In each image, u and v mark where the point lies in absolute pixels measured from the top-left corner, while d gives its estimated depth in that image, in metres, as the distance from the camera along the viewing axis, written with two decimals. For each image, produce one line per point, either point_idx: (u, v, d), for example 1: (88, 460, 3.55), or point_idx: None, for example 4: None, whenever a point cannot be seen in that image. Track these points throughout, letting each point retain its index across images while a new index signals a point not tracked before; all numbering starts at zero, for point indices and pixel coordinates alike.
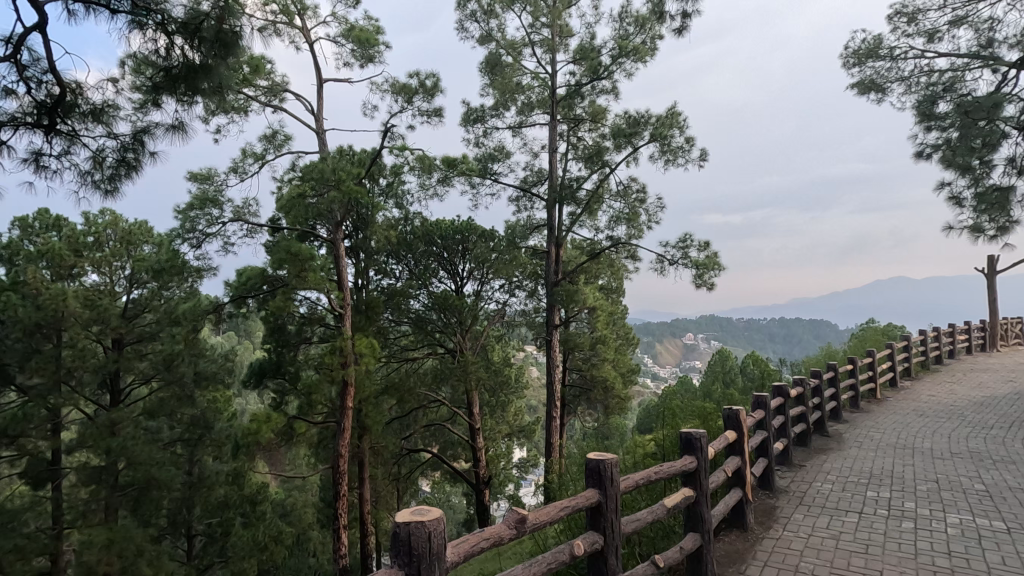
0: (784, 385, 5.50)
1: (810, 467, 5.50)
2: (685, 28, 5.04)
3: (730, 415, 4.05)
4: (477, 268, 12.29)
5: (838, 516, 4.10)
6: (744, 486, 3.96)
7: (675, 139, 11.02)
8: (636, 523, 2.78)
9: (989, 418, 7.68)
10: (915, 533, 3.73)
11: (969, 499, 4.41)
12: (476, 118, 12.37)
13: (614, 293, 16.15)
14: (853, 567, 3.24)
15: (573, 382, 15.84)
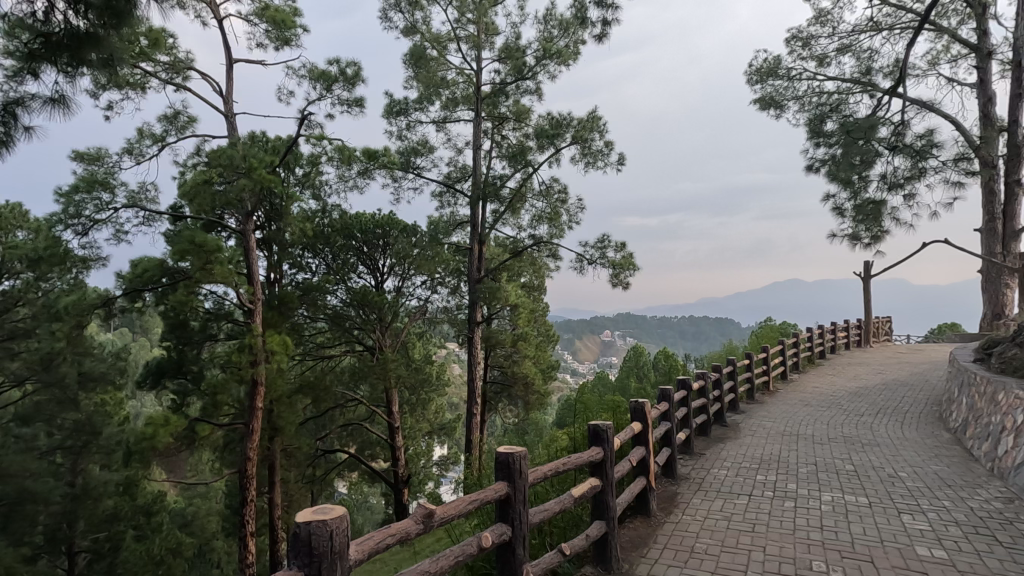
0: (687, 379, 5.86)
1: (709, 455, 5.91)
2: (605, 34, 5.22)
3: (636, 408, 4.25)
4: (398, 263, 12.10)
5: (731, 499, 4.45)
6: (648, 474, 4.17)
7: (594, 142, 11.40)
8: (544, 513, 2.85)
9: (861, 406, 8.60)
10: (795, 511, 4.12)
11: (840, 478, 4.93)
12: (399, 111, 12.13)
13: (534, 290, 16.45)
14: (741, 544, 3.53)
15: (494, 378, 15.93)
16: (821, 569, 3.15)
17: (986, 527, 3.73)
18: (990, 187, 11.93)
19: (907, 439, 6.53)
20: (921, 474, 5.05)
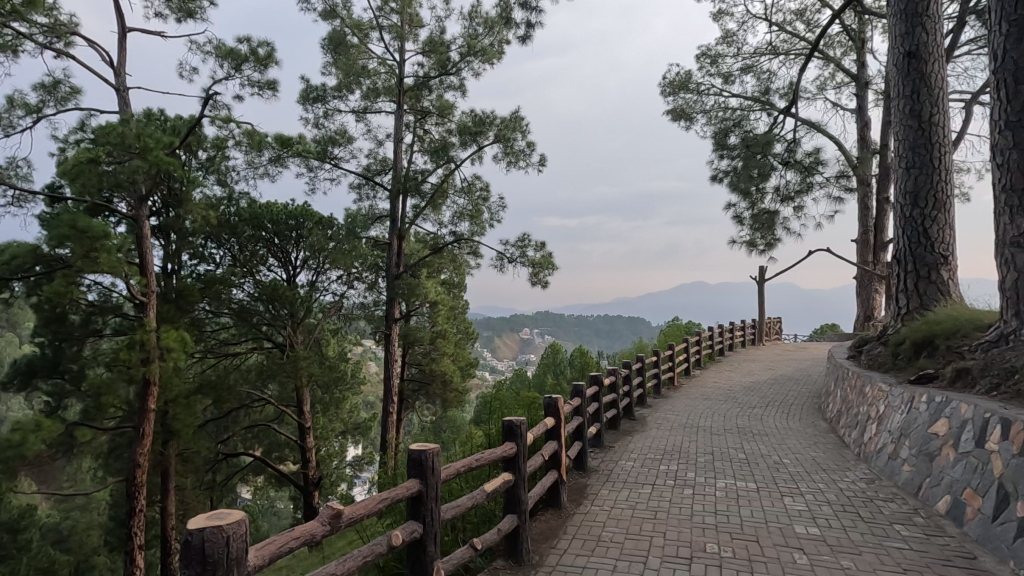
0: (599, 375, 6.11)
1: (618, 448, 6.19)
2: (529, 36, 5.32)
3: (550, 403, 4.37)
4: (312, 257, 11.61)
5: (636, 489, 4.68)
6: (559, 468, 4.30)
7: (516, 142, 11.53)
8: (456, 509, 2.85)
9: (753, 399, 9.36)
10: (692, 497, 4.42)
11: (733, 466, 5.34)
12: (316, 97, 11.62)
13: (454, 287, 16.39)
14: (644, 531, 3.73)
15: (412, 376, 15.67)
16: (714, 550, 3.40)
17: (852, 505, 4.20)
18: (865, 203, 13.37)
19: (792, 428, 7.19)
20: (801, 460, 5.58)
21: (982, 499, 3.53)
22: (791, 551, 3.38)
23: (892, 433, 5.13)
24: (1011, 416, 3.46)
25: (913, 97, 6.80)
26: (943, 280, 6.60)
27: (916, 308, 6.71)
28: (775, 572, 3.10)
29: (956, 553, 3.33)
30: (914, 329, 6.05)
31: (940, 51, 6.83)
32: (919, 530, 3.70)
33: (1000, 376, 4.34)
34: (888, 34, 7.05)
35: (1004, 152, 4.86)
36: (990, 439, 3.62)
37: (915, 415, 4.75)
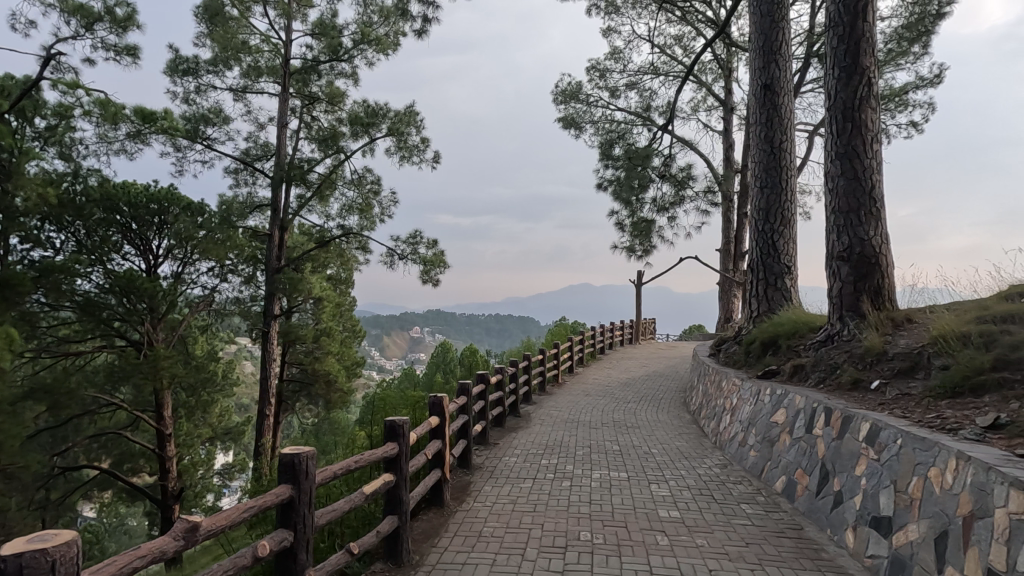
0: (485, 373, 6.22)
1: (501, 444, 6.32)
2: (425, 31, 5.28)
3: (434, 403, 4.37)
4: (178, 246, 10.54)
5: (517, 483, 4.81)
6: (443, 466, 4.31)
7: (410, 137, 11.33)
8: (332, 514, 2.74)
9: (628, 394, 10.04)
10: (570, 489, 4.64)
11: (607, 458, 5.69)
12: (186, 70, 10.54)
13: (341, 283, 15.72)
14: (523, 524, 3.85)
15: (292, 377, 14.77)
16: (586, 538, 3.59)
17: (707, 488, 4.66)
18: (727, 216, 14.88)
19: (660, 421, 7.81)
20: (667, 450, 6.09)
21: (809, 477, 4.08)
22: (654, 534, 3.67)
23: (742, 422, 5.76)
24: (833, 405, 4.05)
25: (767, 124, 7.70)
26: (786, 288, 7.54)
27: (764, 311, 7.59)
28: (640, 554, 3.35)
29: (788, 525, 3.83)
30: (763, 330, 6.85)
31: (788, 87, 7.81)
32: (760, 507, 4.20)
33: (826, 370, 5.06)
34: (749, 66, 7.90)
35: (833, 179, 5.67)
36: (817, 426, 4.20)
37: (760, 406, 5.38)
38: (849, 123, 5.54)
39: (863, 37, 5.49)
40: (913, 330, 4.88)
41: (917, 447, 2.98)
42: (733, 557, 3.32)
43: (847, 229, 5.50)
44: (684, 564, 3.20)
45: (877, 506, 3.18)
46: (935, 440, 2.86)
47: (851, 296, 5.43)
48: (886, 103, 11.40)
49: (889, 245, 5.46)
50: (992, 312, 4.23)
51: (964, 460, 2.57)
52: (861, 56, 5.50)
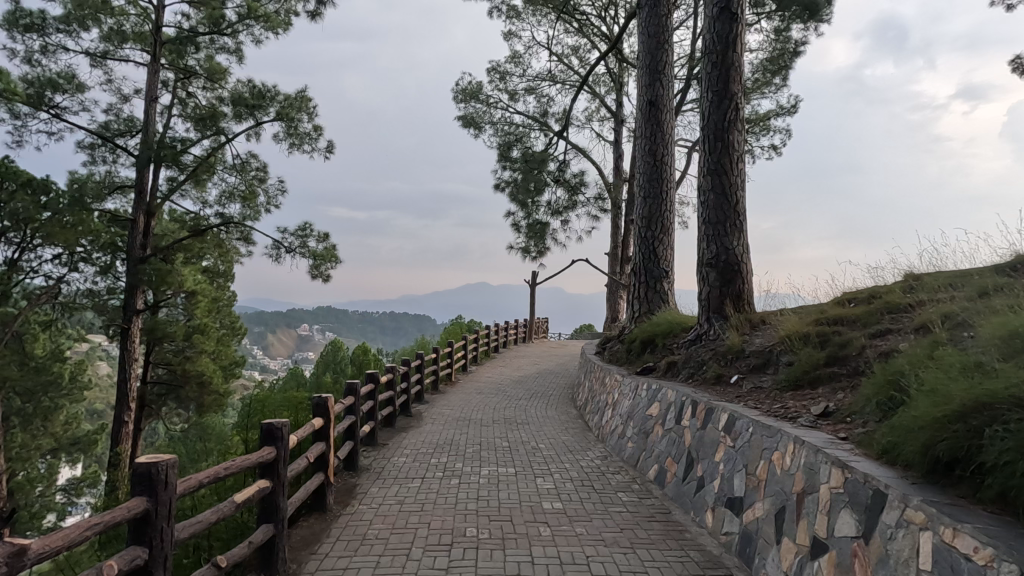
0: (375, 373, 6.08)
1: (391, 444, 6.20)
2: (319, 14, 5.06)
3: (319, 404, 4.20)
4: (14, 228, 9.10)
5: (405, 483, 4.75)
6: (326, 469, 4.15)
7: (301, 124, 10.73)
8: (196, 526, 2.52)
9: (519, 392, 10.29)
10: (459, 486, 4.68)
11: (496, 454, 5.80)
12: (30, 25, 9.14)
13: (218, 276, 14.48)
14: (409, 524, 3.81)
15: (157, 378, 13.33)
16: (472, 533, 3.64)
17: (588, 479, 4.92)
18: (616, 222, 15.76)
19: (549, 416, 8.10)
20: (554, 444, 6.34)
21: (677, 465, 4.46)
22: (537, 526, 3.80)
23: (622, 416, 6.15)
24: (698, 398, 4.45)
25: (651, 138, 8.29)
26: (664, 290, 8.16)
27: (645, 312, 8.14)
28: (523, 546, 3.46)
29: (658, 510, 4.15)
30: (643, 330, 7.35)
31: (670, 105, 8.45)
32: (635, 494, 4.51)
33: (694, 367, 5.55)
34: (637, 82, 8.43)
35: (705, 192, 6.23)
36: (684, 417, 4.60)
37: (638, 400, 5.78)
38: (719, 142, 6.12)
39: (732, 66, 6.09)
40: (766, 330, 5.51)
41: (764, 434, 3.37)
42: (609, 543, 3.54)
43: (715, 239, 6.08)
44: (564, 553, 3.36)
45: (731, 488, 3.55)
46: (778, 428, 3.24)
47: (717, 299, 6.01)
48: (751, 127, 12.72)
49: (750, 255, 6.12)
50: (827, 315, 4.89)
51: (800, 444, 2.95)
52: (730, 83, 6.11)
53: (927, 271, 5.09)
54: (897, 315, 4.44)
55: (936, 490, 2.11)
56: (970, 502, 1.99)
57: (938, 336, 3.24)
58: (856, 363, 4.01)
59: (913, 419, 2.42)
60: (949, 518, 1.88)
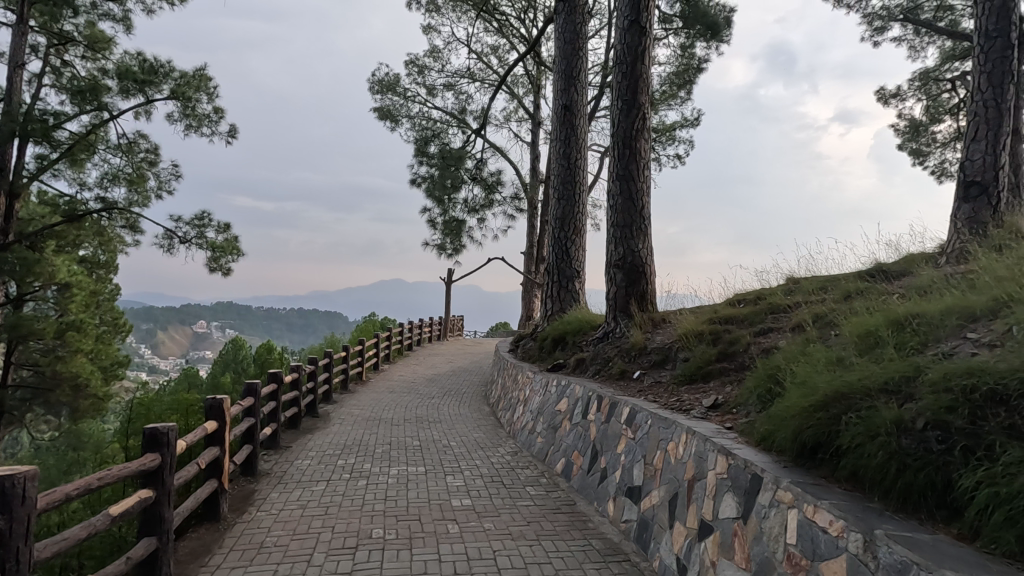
0: (278, 372, 5.77)
1: (294, 447, 5.91)
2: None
3: (212, 406, 3.93)
4: None
5: (309, 487, 4.56)
6: (220, 475, 3.89)
7: (200, 105, 9.95)
8: (61, 544, 2.26)
9: (432, 390, 10.20)
10: (366, 487, 4.56)
11: (406, 453, 5.71)
12: None
13: (98, 267, 13.07)
14: (312, 529, 3.66)
15: (19, 381, 11.78)
16: (378, 535, 3.57)
17: (497, 475, 4.98)
18: (531, 222, 16.06)
19: (461, 414, 8.12)
20: (465, 442, 6.36)
21: (583, 458, 4.63)
22: (446, 523, 3.80)
23: (533, 412, 6.29)
24: (603, 393, 4.66)
25: (566, 141, 8.54)
26: (575, 289, 8.42)
27: (557, 310, 8.37)
28: (430, 544, 3.45)
29: (564, 502, 4.30)
30: (555, 328, 7.56)
31: (584, 111, 8.74)
32: (542, 488, 4.64)
33: (601, 363, 5.79)
34: (553, 86, 8.65)
35: (614, 196, 6.51)
36: (590, 412, 4.80)
37: (548, 396, 5.94)
38: (627, 149, 6.41)
39: (640, 77, 6.41)
40: (666, 328, 5.86)
41: (661, 426, 3.59)
42: (515, 536, 3.61)
43: (623, 241, 6.38)
44: (471, 549, 3.39)
45: (631, 478, 3.75)
46: (673, 420, 3.47)
47: (623, 299, 6.30)
48: (658, 136, 13.46)
49: (653, 257, 6.47)
50: (719, 315, 5.29)
51: (691, 434, 3.17)
52: (639, 93, 6.42)
53: (804, 276, 5.65)
54: (778, 315, 4.89)
55: (803, 472, 2.35)
56: (829, 481, 2.24)
57: (810, 334, 3.61)
58: (743, 358, 4.38)
59: (786, 408, 2.68)
60: (811, 496, 2.11)
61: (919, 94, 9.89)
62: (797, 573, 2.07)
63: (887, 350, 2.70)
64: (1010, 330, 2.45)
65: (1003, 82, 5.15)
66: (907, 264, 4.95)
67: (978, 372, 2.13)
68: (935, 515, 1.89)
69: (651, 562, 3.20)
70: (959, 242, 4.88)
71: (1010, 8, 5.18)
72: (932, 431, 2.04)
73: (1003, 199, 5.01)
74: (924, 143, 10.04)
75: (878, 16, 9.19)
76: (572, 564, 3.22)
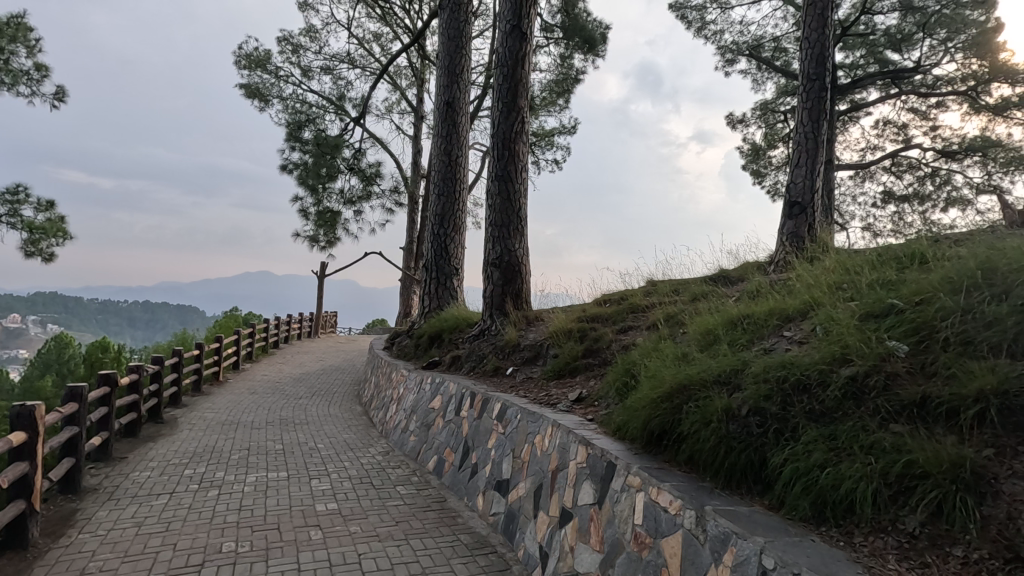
0: (111, 374, 5.07)
1: (131, 458, 5.23)
2: None
3: (22, 414, 3.34)
4: None
5: (148, 502, 4.06)
6: (30, 495, 3.33)
7: (17, 59, 8.40)
8: None
9: (299, 390, 9.63)
10: (217, 498, 4.17)
11: (267, 458, 5.33)
12: None
13: None
14: (148, 549, 3.27)
15: None
16: (230, 548, 3.29)
17: (367, 476, 4.83)
18: (411, 217, 15.79)
19: (330, 415, 7.74)
20: (333, 443, 6.08)
21: (454, 454, 4.66)
22: (307, 530, 3.61)
23: (406, 410, 6.20)
24: (476, 389, 4.72)
25: (447, 138, 8.51)
26: (454, 287, 8.43)
27: (435, 308, 8.35)
28: (289, 553, 3.25)
29: (434, 499, 4.29)
30: (432, 325, 7.50)
31: (466, 109, 8.77)
32: (413, 486, 4.59)
33: (475, 360, 5.87)
34: (435, 81, 8.57)
35: (492, 196, 6.62)
36: (463, 409, 4.85)
37: (422, 393, 5.89)
38: (506, 151, 6.55)
39: (520, 81, 6.57)
40: (538, 326, 6.09)
41: (528, 419, 3.73)
42: (383, 537, 3.53)
43: (500, 241, 6.52)
44: (334, 554, 3.25)
45: (499, 472, 3.85)
46: (540, 413, 3.62)
47: (499, 297, 6.43)
48: (538, 141, 13.93)
49: (528, 257, 6.68)
50: (586, 314, 5.62)
51: (556, 427, 3.33)
52: (518, 97, 6.58)
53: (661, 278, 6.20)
54: (637, 315, 5.31)
55: (650, 457, 2.59)
56: (671, 464, 2.49)
57: (662, 332, 3.96)
58: (605, 354, 4.69)
59: (639, 399, 2.93)
60: (655, 480, 2.32)
61: (759, 122, 11.31)
62: (642, 550, 2.28)
63: (721, 346, 3.05)
64: (815, 329, 2.90)
65: (819, 118, 6.07)
66: (743, 271, 5.64)
67: (789, 365, 2.48)
68: (752, 490, 2.19)
69: (516, 552, 3.32)
70: (783, 252, 5.67)
71: (826, 56, 6.12)
72: (753, 416, 2.35)
73: (816, 218, 5.89)
74: (762, 165, 11.50)
75: (729, 49, 10.34)
76: (439, 560, 3.23)
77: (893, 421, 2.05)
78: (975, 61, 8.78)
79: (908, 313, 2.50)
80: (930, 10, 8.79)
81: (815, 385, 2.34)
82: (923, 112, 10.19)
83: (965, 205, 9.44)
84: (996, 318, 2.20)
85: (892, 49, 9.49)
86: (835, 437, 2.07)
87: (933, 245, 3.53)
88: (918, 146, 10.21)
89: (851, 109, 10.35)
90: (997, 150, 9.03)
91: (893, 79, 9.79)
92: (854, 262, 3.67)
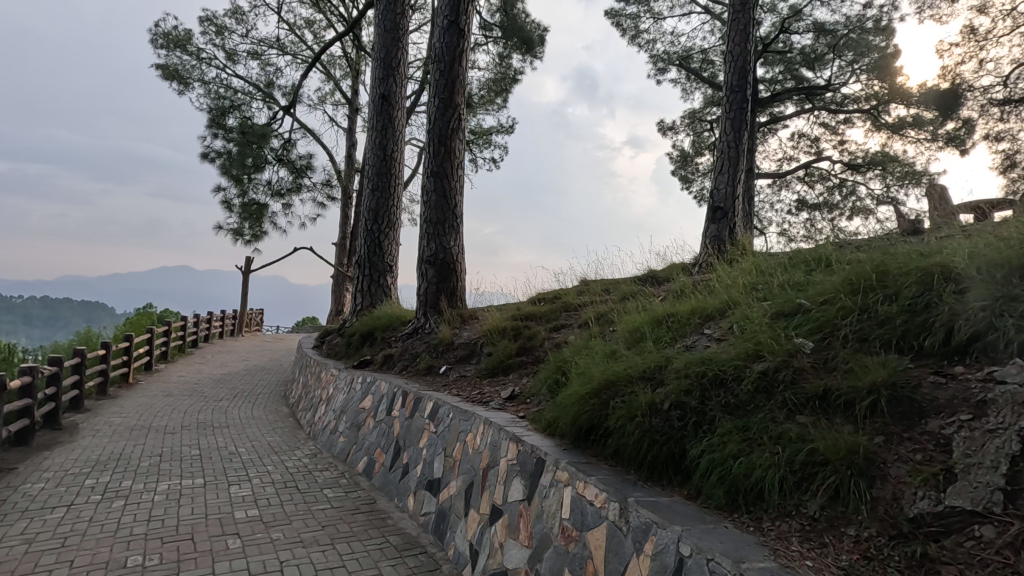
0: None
1: (22, 468, 4.75)
2: None
3: None
4: None
5: (41, 516, 3.70)
6: None
7: None
8: None
9: (219, 391, 9.11)
10: (123, 509, 3.86)
11: (182, 465, 4.99)
12: None
13: None
14: (40, 568, 2.98)
15: None
16: (136, 562, 3.06)
17: (292, 480, 4.64)
18: (344, 212, 15.29)
19: (252, 417, 7.37)
20: (256, 447, 5.79)
21: (385, 455, 4.57)
22: (225, 539, 3.41)
23: (335, 411, 6.00)
24: (408, 388, 4.64)
25: (382, 132, 8.31)
26: (387, 285, 8.24)
27: (367, 306, 8.14)
28: (204, 565, 3.07)
29: (362, 501, 4.18)
30: (364, 323, 7.30)
31: (402, 103, 8.60)
32: (341, 489, 4.45)
33: (408, 359, 5.78)
34: (371, 73, 8.34)
35: (428, 192, 6.53)
36: (394, 408, 4.76)
37: (352, 393, 5.73)
38: (442, 147, 6.48)
39: (457, 78, 6.52)
40: (472, 324, 6.07)
41: (460, 418, 3.72)
42: (307, 543, 3.40)
43: (435, 239, 6.45)
44: (254, 563, 3.10)
45: (431, 471, 3.81)
46: (472, 412, 3.62)
47: (434, 295, 6.36)
48: (476, 139, 13.89)
49: (463, 255, 6.65)
50: (521, 312, 5.67)
51: (487, 425, 3.33)
52: (455, 94, 6.53)
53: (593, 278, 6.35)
54: (570, 313, 5.41)
55: (578, 452, 2.65)
56: (597, 459, 2.56)
57: (593, 330, 4.06)
58: (538, 352, 4.74)
59: (568, 396, 2.98)
60: (581, 474, 2.37)
61: (688, 130, 11.83)
62: (568, 543, 2.32)
63: (647, 344, 3.16)
64: (732, 327, 3.06)
65: (740, 128, 6.42)
66: (670, 271, 5.88)
67: (708, 361, 2.61)
68: (673, 481, 2.28)
69: (446, 552, 3.29)
70: (707, 254, 5.96)
71: (747, 70, 6.48)
72: (675, 411, 2.45)
73: (737, 222, 6.24)
74: (690, 172, 12.04)
75: (661, 58, 10.74)
76: (367, 563, 3.16)
77: (799, 412, 2.20)
78: (877, 83, 9.59)
79: (813, 312, 2.70)
80: (839, 33, 9.52)
81: (731, 379, 2.47)
82: (833, 127, 11.03)
83: (868, 215, 10.29)
84: (887, 317, 2.42)
85: (806, 67, 10.20)
86: (748, 428, 2.20)
87: (837, 250, 3.83)
88: (828, 159, 11.04)
89: (771, 121, 11.03)
90: (894, 165, 9.92)
91: (806, 95, 10.52)
92: (768, 265, 3.91)
